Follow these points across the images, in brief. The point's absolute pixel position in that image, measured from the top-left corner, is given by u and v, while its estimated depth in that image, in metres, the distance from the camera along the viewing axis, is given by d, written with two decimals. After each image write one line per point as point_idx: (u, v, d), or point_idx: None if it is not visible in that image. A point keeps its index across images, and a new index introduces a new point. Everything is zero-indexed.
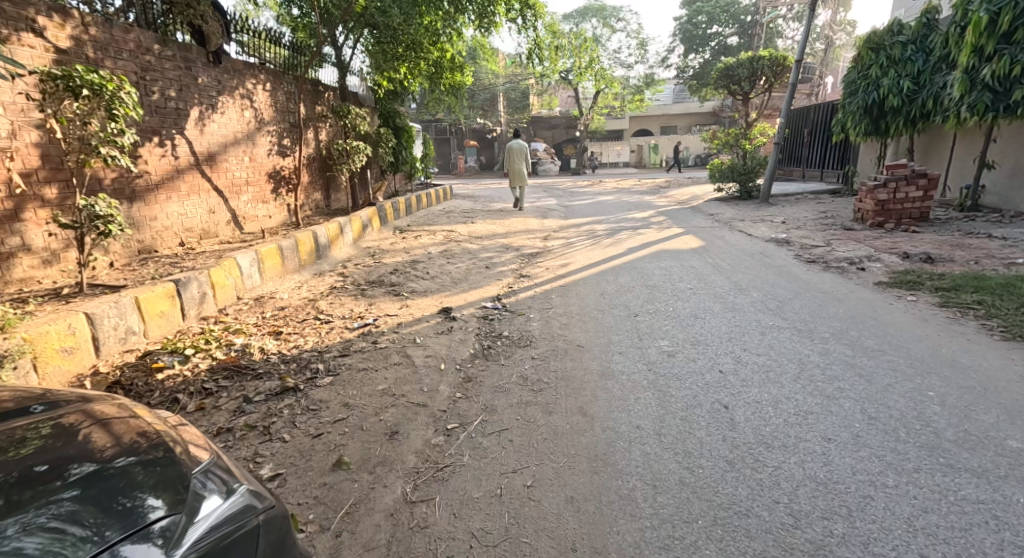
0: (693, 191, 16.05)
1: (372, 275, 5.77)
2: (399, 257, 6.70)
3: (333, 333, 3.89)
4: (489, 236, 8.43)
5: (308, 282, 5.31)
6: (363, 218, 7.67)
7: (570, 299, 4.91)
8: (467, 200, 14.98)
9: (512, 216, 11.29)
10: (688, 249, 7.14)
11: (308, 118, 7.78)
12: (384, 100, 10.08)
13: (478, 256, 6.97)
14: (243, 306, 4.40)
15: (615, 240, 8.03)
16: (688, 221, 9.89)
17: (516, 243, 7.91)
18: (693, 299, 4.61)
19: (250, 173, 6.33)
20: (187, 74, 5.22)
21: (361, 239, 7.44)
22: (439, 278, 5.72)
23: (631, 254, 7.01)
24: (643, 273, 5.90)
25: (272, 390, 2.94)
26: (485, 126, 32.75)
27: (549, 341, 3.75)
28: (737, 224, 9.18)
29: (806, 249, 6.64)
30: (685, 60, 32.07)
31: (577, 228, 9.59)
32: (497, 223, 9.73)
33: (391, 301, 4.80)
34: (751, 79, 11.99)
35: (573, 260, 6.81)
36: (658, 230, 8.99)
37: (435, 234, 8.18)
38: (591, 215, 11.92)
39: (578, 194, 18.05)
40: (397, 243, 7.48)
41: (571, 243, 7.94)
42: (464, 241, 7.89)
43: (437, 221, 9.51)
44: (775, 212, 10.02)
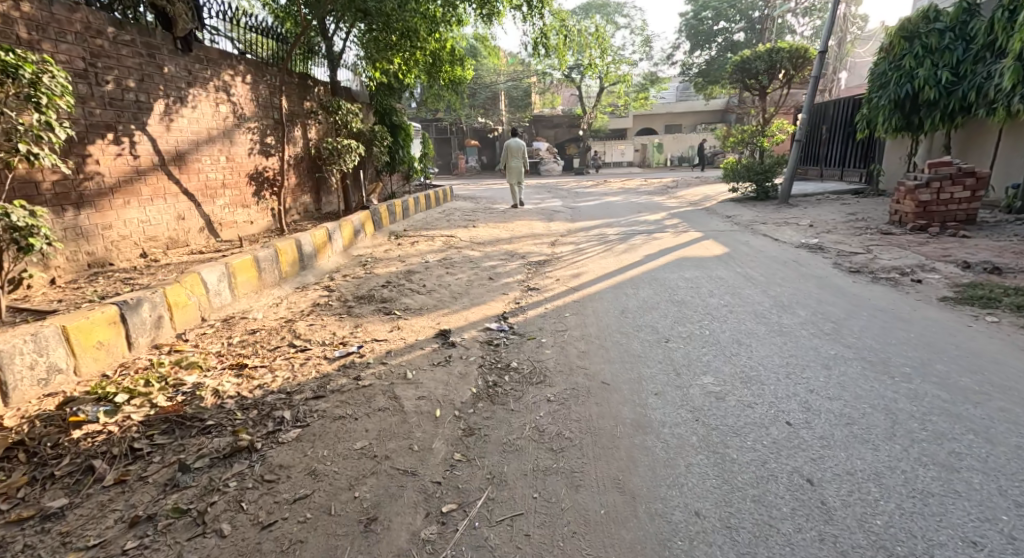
0: (703, 191, 15.44)
1: (362, 289, 5.15)
2: (394, 267, 6.09)
3: (308, 366, 3.25)
4: (492, 241, 7.81)
5: (288, 299, 4.67)
6: (355, 223, 7.02)
7: (586, 318, 4.28)
8: (469, 201, 14.38)
9: (516, 218, 10.70)
10: (711, 256, 6.52)
11: (294, 114, 7.18)
12: (379, 95, 9.48)
13: (481, 264, 6.36)
14: (207, 330, 3.76)
15: (630, 246, 7.41)
16: (704, 223, 9.26)
17: (522, 250, 7.29)
18: (730, 320, 3.98)
19: (228, 174, 5.71)
20: (150, 62, 4.61)
21: (352, 246, 6.79)
22: (437, 291, 5.10)
23: (649, 262, 6.38)
24: (665, 285, 5.28)
25: (220, 452, 2.29)
26: (486, 125, 32.19)
27: (565, 376, 3.11)
28: (759, 227, 8.55)
29: (844, 257, 6.01)
30: (691, 57, 31.42)
31: (587, 232, 8.97)
32: (501, 227, 9.10)
33: (381, 321, 4.17)
34: (768, 72, 11.35)
35: (585, 269, 6.18)
36: (673, 233, 8.38)
37: (434, 240, 7.56)
38: (599, 217, 11.33)
39: (584, 194, 17.51)
40: (392, 250, 6.87)
41: (582, 250, 7.32)
42: (465, 247, 7.27)
43: (437, 226, 8.89)
44: (798, 214, 9.37)
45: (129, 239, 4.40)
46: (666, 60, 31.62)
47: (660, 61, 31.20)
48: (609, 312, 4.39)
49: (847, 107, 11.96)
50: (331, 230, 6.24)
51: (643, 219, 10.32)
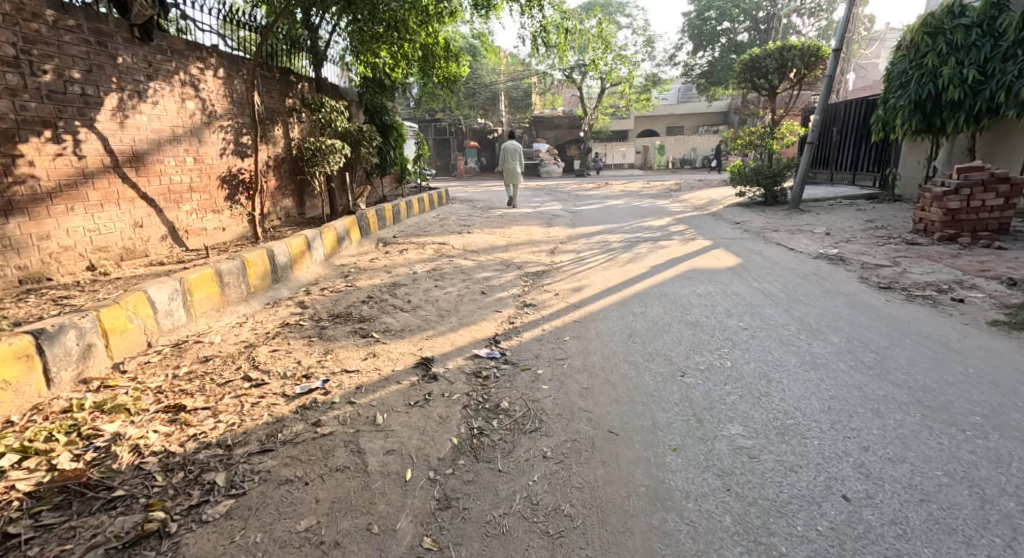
0: (708, 195, 14.96)
1: (339, 305, 4.65)
2: (379, 278, 5.61)
3: (259, 407, 2.74)
4: (487, 249, 7.32)
5: (254, 318, 4.16)
6: (339, 230, 6.51)
7: (589, 343, 3.79)
8: (466, 204, 13.90)
9: (513, 223, 10.21)
10: (723, 267, 6.03)
11: (274, 112, 6.70)
12: (370, 93, 9.00)
13: (474, 275, 5.87)
14: (151, 358, 3.26)
15: (635, 256, 6.92)
16: (713, 230, 8.77)
17: (519, 259, 6.80)
18: (754, 347, 3.48)
19: (195, 177, 5.21)
20: (101, 51, 4.13)
21: (334, 254, 6.29)
22: (423, 308, 4.61)
23: (657, 274, 5.89)
24: (674, 301, 4.79)
25: (120, 539, 1.79)
26: (486, 126, 31.76)
27: (564, 423, 2.62)
28: (771, 234, 8.06)
29: (868, 270, 5.52)
30: (694, 57, 30.94)
31: (589, 239, 8.47)
32: (498, 234, 8.60)
33: (354, 346, 3.67)
34: (778, 72, 10.87)
35: (588, 281, 5.69)
36: (680, 241, 7.89)
37: (425, 248, 7.07)
38: (600, 222, 10.85)
39: (586, 197, 17.05)
40: (379, 260, 6.38)
41: (583, 259, 6.83)
42: (457, 256, 6.78)
43: (430, 232, 8.40)
44: (811, 221, 8.89)
45: (72, 250, 3.91)
46: (669, 60, 31.15)
47: (663, 61, 30.73)
48: (615, 335, 3.90)
49: (860, 109, 11.51)
50: (310, 237, 5.73)
51: (648, 225, 9.85)
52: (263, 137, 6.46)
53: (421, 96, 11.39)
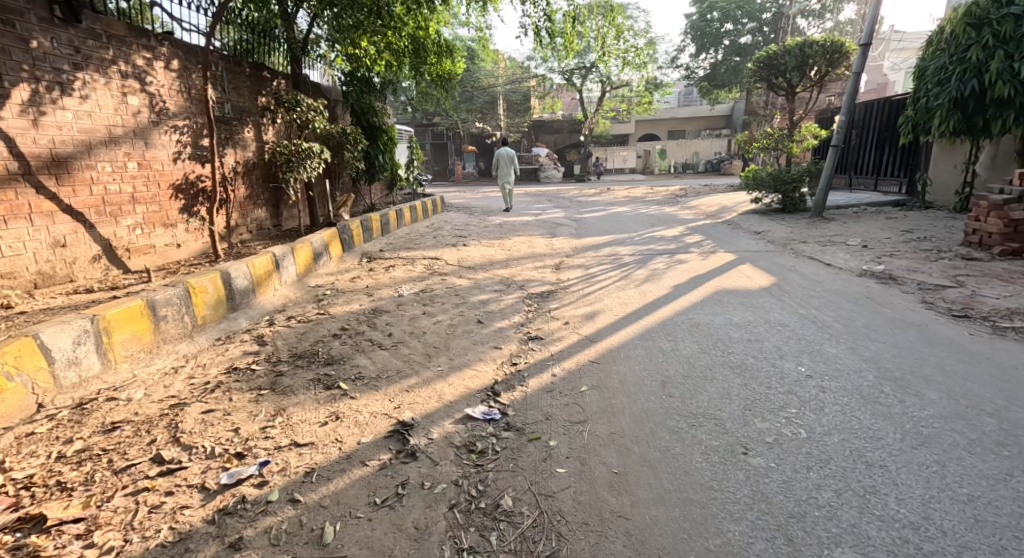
0: (718, 202, 14.21)
1: (306, 341, 3.86)
2: (359, 303, 4.83)
3: (158, 515, 1.95)
4: (485, 265, 6.54)
5: (195, 362, 3.36)
6: (315, 245, 5.73)
7: (612, 397, 3.00)
8: (462, 211, 13.12)
9: (514, 234, 9.43)
10: (758, 288, 5.25)
11: (243, 112, 5.93)
12: (356, 92, 8.25)
13: (468, 298, 5.09)
14: (36, 427, 2.49)
15: (653, 273, 6.14)
16: (733, 242, 8.00)
17: (520, 277, 6.02)
18: (830, 408, 2.68)
19: (139, 185, 4.42)
20: (7, 32, 3.39)
21: (308, 274, 5.49)
22: (407, 344, 3.83)
23: (681, 296, 5.12)
24: (707, 332, 4.02)
25: None
26: (484, 130, 31.03)
27: (592, 544, 1.85)
28: (799, 247, 7.29)
29: (929, 292, 4.75)
30: (696, 60, 30.28)
31: (597, 253, 7.68)
32: (496, 246, 7.84)
33: (313, 404, 2.86)
34: (798, 70, 10.14)
35: (602, 306, 4.90)
36: (699, 255, 7.12)
37: (415, 265, 6.30)
38: (607, 231, 10.07)
39: (589, 204, 16.26)
40: (361, 279, 5.60)
41: (594, 277, 6.06)
42: (452, 274, 6.00)
43: (421, 244, 7.63)
44: (840, 231, 8.13)
45: None
46: (671, 63, 30.48)
47: (664, 64, 30.05)
48: (644, 386, 3.11)
49: (886, 110, 10.81)
50: (278, 255, 4.94)
51: (660, 236, 9.07)
52: (228, 139, 5.68)
53: (415, 96, 10.64)
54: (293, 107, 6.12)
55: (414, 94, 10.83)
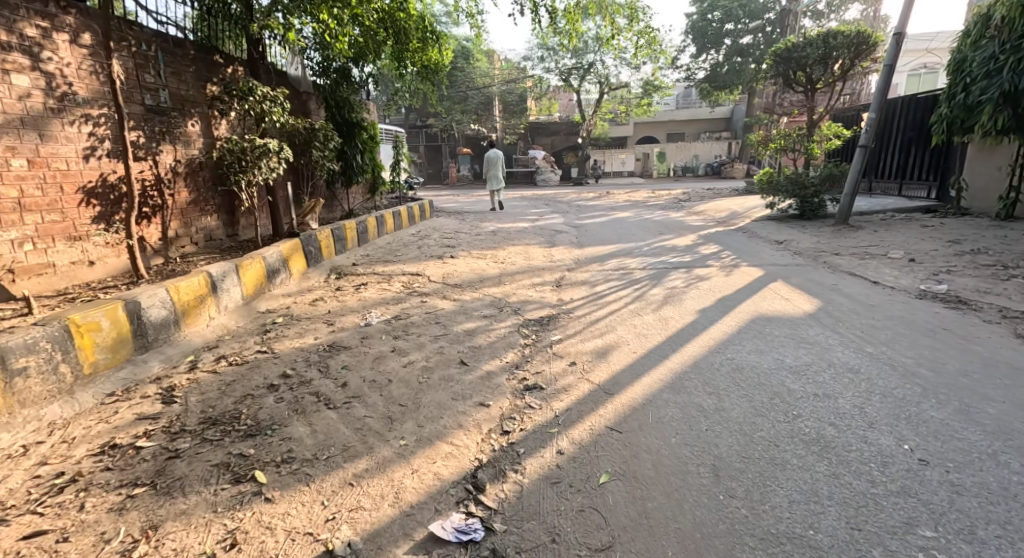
0: (727, 207, 13.34)
1: (231, 394, 2.93)
2: (314, 336, 3.89)
3: None
4: (474, 282, 5.61)
5: (61, 436, 2.44)
6: (269, 261, 4.79)
7: (646, 496, 2.08)
8: (454, 217, 12.19)
9: (508, 243, 8.52)
10: (802, 313, 4.35)
11: (187, 101, 5.00)
12: (329, 84, 7.35)
13: (451, 328, 4.17)
14: None
15: (672, 293, 5.23)
16: (755, 254, 7.12)
17: (515, 298, 5.10)
18: (982, 534, 1.78)
19: (27, 189, 3.50)
20: None
21: (258, 297, 4.55)
22: (364, 399, 2.90)
23: (712, 324, 4.21)
24: (756, 380, 3.10)
25: None
26: (480, 132, 30.15)
27: None
28: (833, 260, 6.41)
29: (1019, 323, 3.86)
30: (696, 61, 29.48)
31: (604, 267, 6.78)
32: (488, 259, 6.92)
33: (204, 517, 1.94)
34: (821, 63, 9.32)
35: (616, 340, 3.99)
36: (720, 270, 6.24)
37: (391, 284, 5.36)
38: (611, 240, 9.19)
39: (589, 209, 15.40)
40: (323, 304, 4.66)
41: (603, 299, 5.14)
42: (435, 294, 5.08)
43: (402, 257, 6.70)
44: (875, 242, 7.26)
45: None
46: (671, 64, 29.68)
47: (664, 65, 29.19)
48: (689, 476, 2.19)
49: (918, 108, 9.96)
50: (215, 276, 4.00)
51: (672, 245, 8.18)
52: (166, 134, 4.74)
53: (412, 90, 9.74)
54: (245, 96, 5.13)
55: (411, 90, 9.92)
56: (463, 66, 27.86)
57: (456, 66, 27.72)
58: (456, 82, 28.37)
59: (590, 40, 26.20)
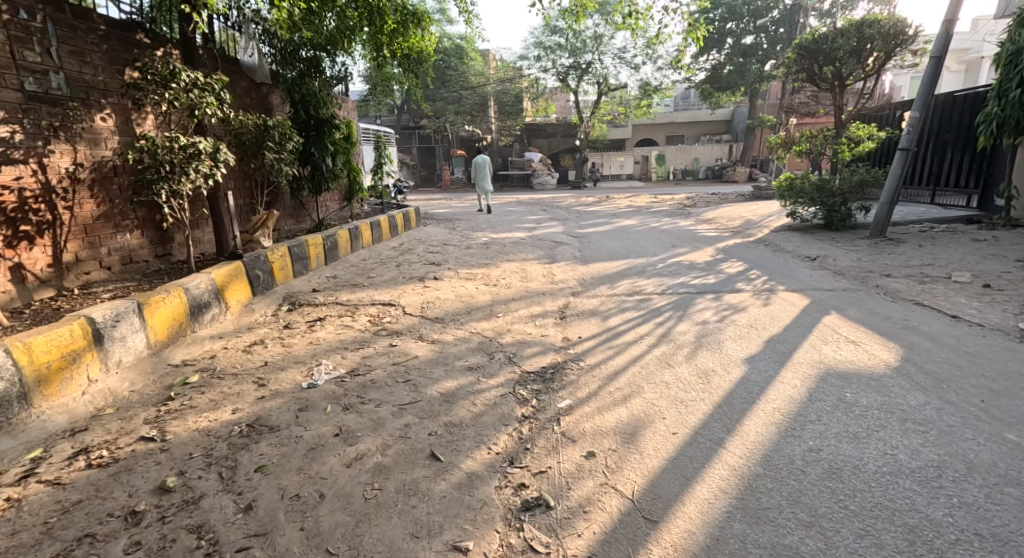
0: (740, 215, 12.37)
1: (63, 529, 1.89)
2: (234, 406, 2.84)
3: None
4: (458, 316, 4.59)
5: None
6: (192, 294, 3.71)
7: None
8: (443, 225, 11.15)
9: (503, 259, 7.49)
10: (883, 365, 3.36)
11: (91, 87, 3.91)
12: (294, 72, 6.33)
13: (425, 390, 3.15)
14: None
15: (706, 332, 4.23)
16: (789, 275, 6.13)
17: (509, 341, 4.08)
18: None
19: None
20: None
21: (173, 343, 3.48)
22: (276, 540, 1.88)
23: (768, 382, 3.21)
24: (865, 498, 2.09)
25: None
26: (474, 133, 29.10)
27: None
28: (886, 285, 5.43)
29: None
30: (697, 61, 28.48)
31: (615, 291, 5.77)
32: (476, 282, 5.89)
33: None
34: (853, 56, 8.33)
35: (645, 410, 2.98)
36: (753, 297, 5.25)
37: (354, 320, 4.31)
38: (618, 253, 8.20)
39: (589, 215, 14.43)
40: (260, 352, 3.58)
41: (618, 341, 4.13)
42: (410, 335, 4.06)
43: (375, 279, 5.67)
44: (926, 261, 6.28)
45: None
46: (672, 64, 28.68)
47: (665, 65, 28.19)
48: None
49: (964, 108, 8.98)
50: (101, 322, 2.94)
51: (690, 261, 7.19)
52: (59, 130, 3.68)
53: (398, 81, 8.69)
54: (165, 82, 3.95)
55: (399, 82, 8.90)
56: (458, 65, 27.20)
57: (450, 65, 27.12)
58: (450, 81, 27.37)
59: (589, 39, 25.21)
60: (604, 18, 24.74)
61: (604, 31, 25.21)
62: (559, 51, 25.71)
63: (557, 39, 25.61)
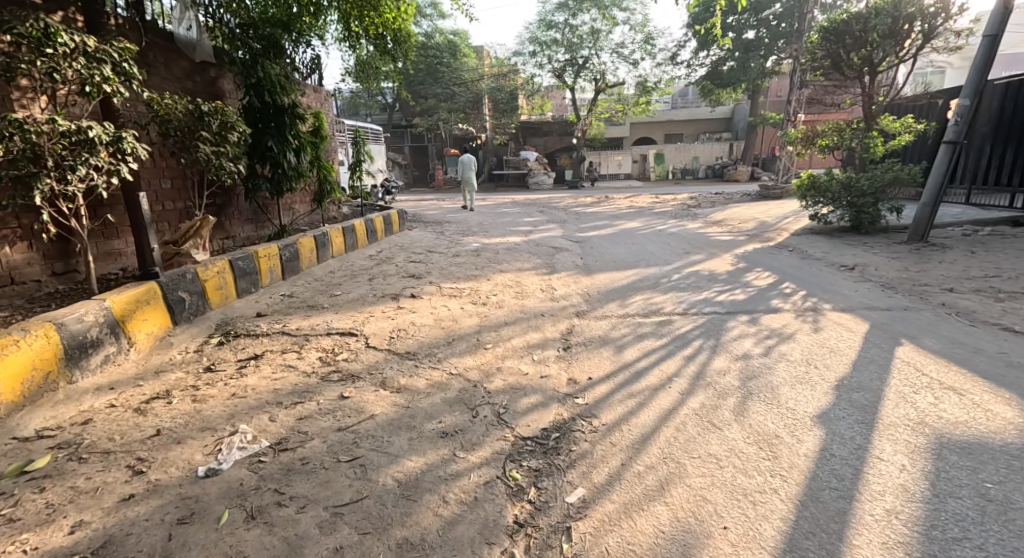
0: (752, 217, 11.48)
1: None
2: (83, 515, 1.90)
3: None
4: (435, 351, 3.65)
5: None
6: (70, 331, 2.76)
7: None
8: (430, 229, 10.19)
9: (497, 269, 6.55)
10: (1011, 431, 2.46)
11: None
12: (254, 51, 5.37)
13: (377, 477, 2.22)
14: None
15: (751, 371, 3.33)
16: (830, 290, 5.23)
17: (498, 388, 3.15)
18: None
19: None
20: None
21: (33, 404, 2.54)
22: None
23: (859, 459, 2.30)
24: None
25: None
26: (468, 132, 28.12)
27: None
28: (954, 304, 4.54)
29: None
30: (697, 57, 27.54)
31: (628, 311, 4.86)
32: (461, 300, 4.96)
33: None
34: (889, 36, 7.61)
35: (694, 511, 2.06)
36: (796, 320, 4.35)
37: (299, 358, 3.36)
38: (626, 261, 7.28)
39: (591, 216, 13.51)
40: (156, 412, 2.61)
41: (640, 385, 3.21)
42: (371, 381, 3.11)
43: (339, 298, 4.72)
44: (988, 273, 5.38)
45: None
46: (671, 60, 27.76)
47: (664, 61, 27.25)
48: None
49: (1004, 96, 8.20)
50: None
51: (710, 272, 6.28)
52: None
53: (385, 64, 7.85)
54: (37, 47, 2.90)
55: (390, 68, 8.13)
56: (450, 62, 26.34)
57: (443, 61, 26.26)
58: (442, 78, 26.40)
59: (586, 34, 24.28)
60: (601, 12, 23.80)
61: (602, 26, 24.26)
62: (555, 46, 24.72)
63: (552, 34, 24.65)
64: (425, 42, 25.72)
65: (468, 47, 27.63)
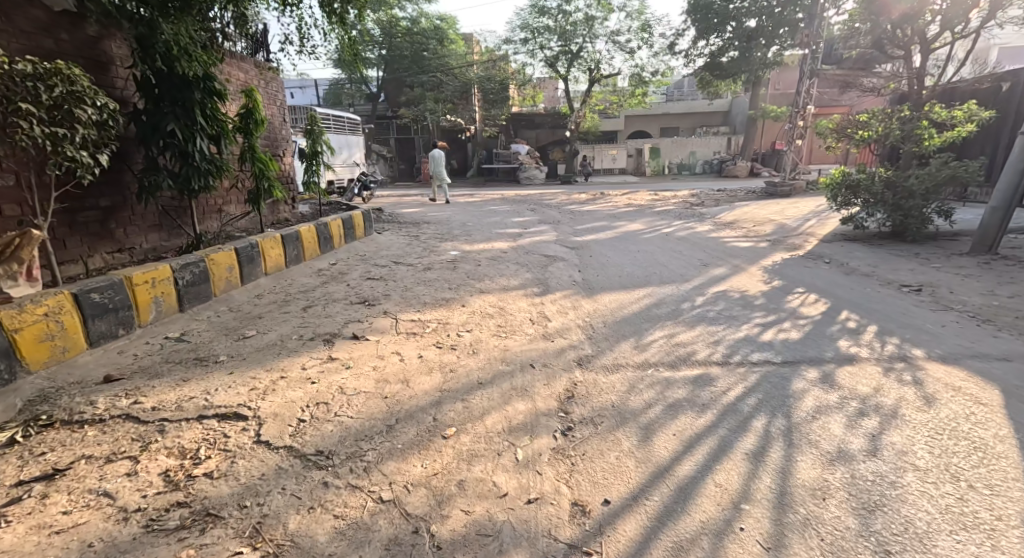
0: (767, 220, 10.26)
1: None
2: None
3: None
4: (365, 445, 2.38)
5: None
6: None
7: None
8: (404, 232, 8.86)
9: (479, 289, 5.26)
10: None
11: None
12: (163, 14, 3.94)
13: None
14: None
15: (865, 497, 2.09)
16: (908, 327, 4.01)
17: (458, 534, 1.91)
18: None
19: None
20: None
21: None
22: None
23: None
24: None
25: None
26: (456, 124, 26.68)
27: None
28: None
29: None
30: (696, 47, 26.27)
31: (648, 360, 3.60)
32: (419, 342, 3.67)
33: None
34: (950, 6, 6.44)
35: None
36: (887, 378, 3.12)
37: (127, 473, 2.03)
38: (634, 276, 6.01)
39: (587, 217, 12.23)
40: None
41: (692, 525, 1.99)
42: (238, 531, 1.83)
43: (248, 342, 3.40)
44: None
45: None
46: (668, 50, 26.45)
47: (661, 51, 25.96)
48: None
49: None
50: None
51: (742, 296, 5.03)
52: None
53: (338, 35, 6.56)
54: None
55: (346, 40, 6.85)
56: (437, 49, 24.89)
57: (429, 48, 24.84)
58: (428, 66, 24.93)
59: (579, 22, 22.92)
60: None
61: (596, 13, 22.90)
62: (547, 34, 23.33)
63: (545, 21, 23.29)
64: (409, 27, 24.27)
65: (456, 33, 26.15)
